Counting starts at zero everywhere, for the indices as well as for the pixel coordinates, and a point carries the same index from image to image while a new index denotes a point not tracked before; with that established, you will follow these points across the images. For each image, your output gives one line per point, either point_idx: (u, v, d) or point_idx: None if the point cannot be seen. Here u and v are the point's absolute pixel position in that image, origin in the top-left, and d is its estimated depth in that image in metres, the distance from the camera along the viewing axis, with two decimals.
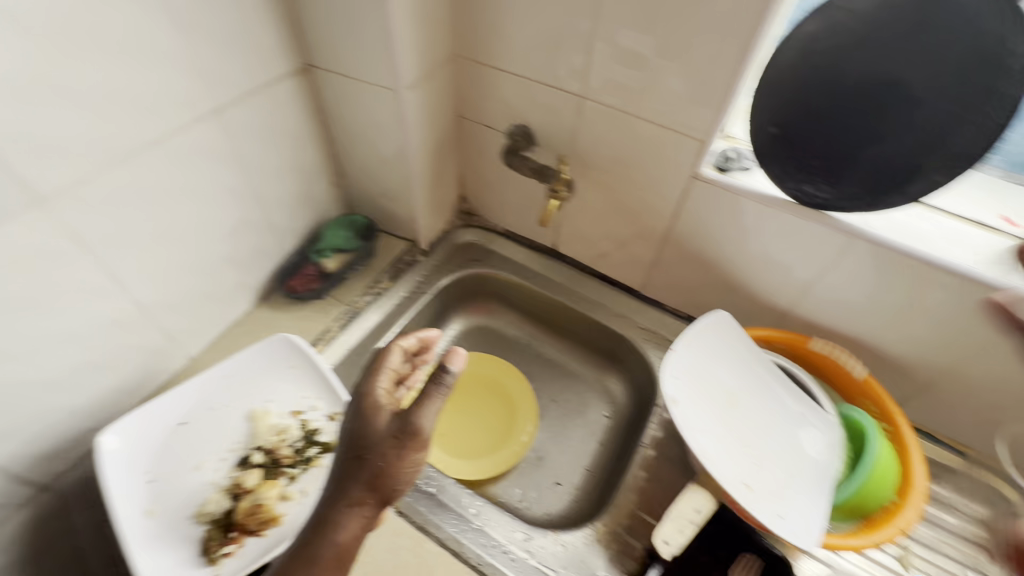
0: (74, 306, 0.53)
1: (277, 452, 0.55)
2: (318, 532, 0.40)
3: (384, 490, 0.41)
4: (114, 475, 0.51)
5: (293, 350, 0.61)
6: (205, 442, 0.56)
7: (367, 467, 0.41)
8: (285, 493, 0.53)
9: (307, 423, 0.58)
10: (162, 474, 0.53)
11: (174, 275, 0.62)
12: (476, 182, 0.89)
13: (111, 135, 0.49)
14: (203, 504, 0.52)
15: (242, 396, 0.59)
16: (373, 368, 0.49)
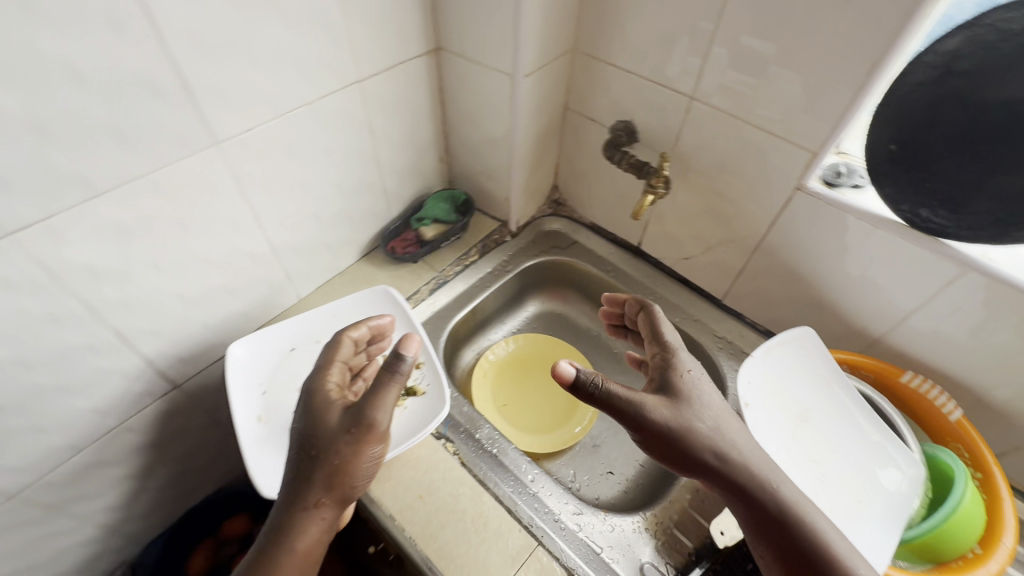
0: (224, 235, 0.63)
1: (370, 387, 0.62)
2: (280, 537, 0.45)
3: (341, 488, 0.47)
4: (237, 381, 0.60)
5: (390, 302, 0.69)
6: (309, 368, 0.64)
7: (323, 469, 0.47)
8: None
9: None
10: (273, 389, 0.62)
11: (300, 222, 0.71)
12: (571, 173, 0.93)
13: (276, 92, 0.58)
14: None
15: None
16: (320, 366, 0.54)
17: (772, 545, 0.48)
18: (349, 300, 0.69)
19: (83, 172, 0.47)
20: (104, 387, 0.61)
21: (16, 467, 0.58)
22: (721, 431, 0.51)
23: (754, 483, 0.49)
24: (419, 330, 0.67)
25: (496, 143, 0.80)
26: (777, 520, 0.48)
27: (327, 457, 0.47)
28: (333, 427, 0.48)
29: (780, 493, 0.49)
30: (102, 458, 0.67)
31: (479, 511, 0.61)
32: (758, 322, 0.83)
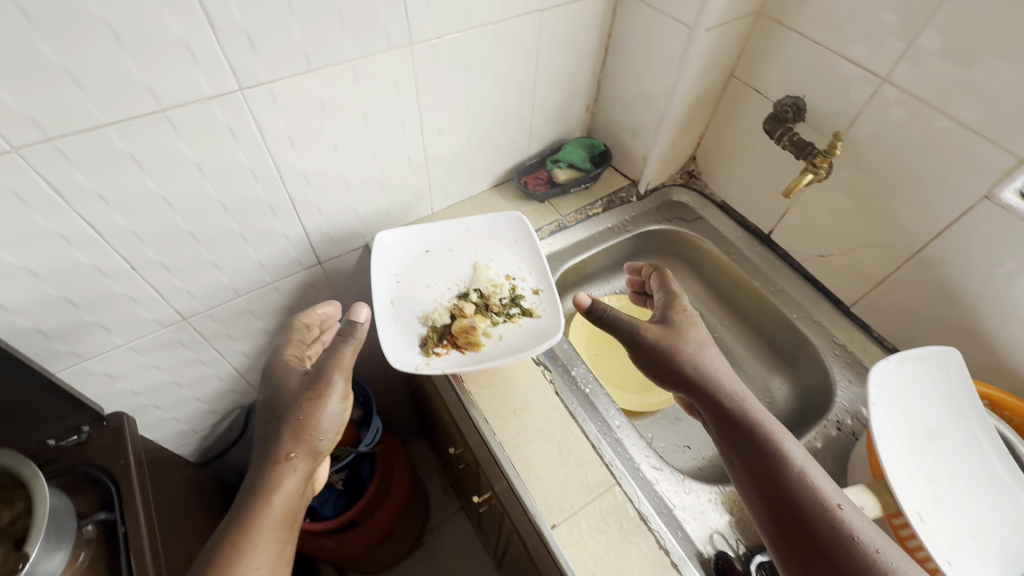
0: (392, 134, 0.68)
1: (490, 298, 0.66)
2: (260, 489, 0.52)
3: (307, 441, 0.55)
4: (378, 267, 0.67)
5: (520, 228, 0.72)
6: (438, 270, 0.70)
7: (290, 426, 0.55)
8: (488, 330, 0.63)
9: (515, 287, 0.68)
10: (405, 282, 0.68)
11: (453, 138, 0.75)
12: (715, 146, 0.89)
13: (469, 5, 0.61)
14: (430, 313, 0.65)
15: (472, 249, 0.71)
16: (279, 348, 0.65)
17: (737, 442, 0.55)
18: (483, 219, 0.73)
19: (306, 46, 0.53)
20: (270, 245, 0.70)
21: (194, 295, 0.69)
22: (706, 345, 0.62)
23: (719, 393, 0.58)
24: (542, 259, 0.69)
25: (650, 99, 0.79)
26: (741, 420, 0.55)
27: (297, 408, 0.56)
28: (299, 387, 0.59)
29: (743, 402, 0.57)
30: (251, 309, 0.77)
31: (565, 438, 0.64)
32: (887, 339, 0.77)
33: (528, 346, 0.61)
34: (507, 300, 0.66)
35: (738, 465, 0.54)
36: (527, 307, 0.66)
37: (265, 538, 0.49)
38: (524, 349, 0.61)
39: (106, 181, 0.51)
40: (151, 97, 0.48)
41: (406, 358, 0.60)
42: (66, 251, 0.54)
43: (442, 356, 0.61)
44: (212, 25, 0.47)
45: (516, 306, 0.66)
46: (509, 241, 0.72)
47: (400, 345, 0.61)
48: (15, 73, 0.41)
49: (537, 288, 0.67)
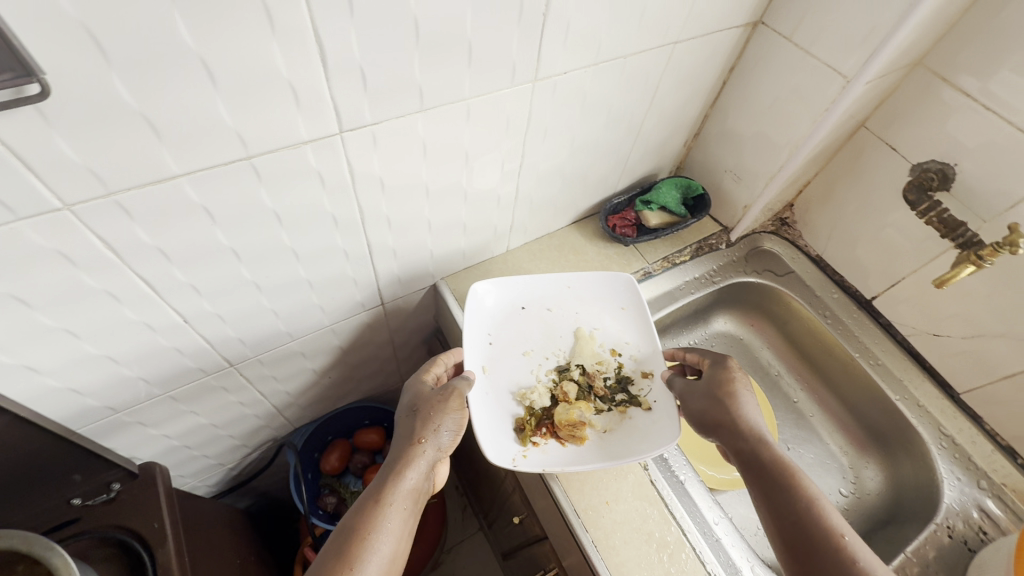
0: (489, 174, 0.58)
1: (593, 380, 0.63)
2: (391, 473, 0.50)
3: (436, 433, 0.53)
4: (474, 323, 0.64)
5: (627, 295, 0.69)
6: (535, 330, 0.67)
7: (421, 416, 0.54)
8: (592, 419, 0.60)
9: (620, 366, 0.65)
10: (499, 343, 0.65)
11: (548, 176, 0.66)
12: (822, 196, 0.80)
13: (607, 37, 0.51)
14: (527, 391, 0.62)
15: (575, 314, 0.69)
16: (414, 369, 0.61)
17: (758, 486, 0.50)
18: (587, 279, 0.70)
19: (425, 82, 0.43)
20: (336, 289, 0.60)
21: (247, 343, 0.59)
22: (732, 384, 0.55)
23: (745, 430, 0.52)
24: (652, 331, 0.66)
25: (770, 145, 0.70)
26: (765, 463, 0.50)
27: (425, 409, 0.54)
28: (429, 390, 0.57)
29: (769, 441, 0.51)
30: (303, 352, 0.68)
31: (664, 540, 0.57)
32: (999, 434, 0.70)
33: (637, 443, 0.58)
34: (610, 385, 0.64)
35: (761, 503, 0.49)
36: (633, 393, 0.63)
37: (393, 524, 0.47)
38: (633, 448, 0.57)
39: (171, 236, 0.42)
40: (238, 143, 0.38)
41: (503, 451, 0.56)
42: (113, 308, 0.45)
43: (542, 447, 0.57)
44: (325, 59, 0.37)
45: (621, 395, 0.63)
46: (612, 309, 0.69)
47: (499, 428, 0.58)
48: (77, 117, 0.31)
49: (646, 373, 0.64)
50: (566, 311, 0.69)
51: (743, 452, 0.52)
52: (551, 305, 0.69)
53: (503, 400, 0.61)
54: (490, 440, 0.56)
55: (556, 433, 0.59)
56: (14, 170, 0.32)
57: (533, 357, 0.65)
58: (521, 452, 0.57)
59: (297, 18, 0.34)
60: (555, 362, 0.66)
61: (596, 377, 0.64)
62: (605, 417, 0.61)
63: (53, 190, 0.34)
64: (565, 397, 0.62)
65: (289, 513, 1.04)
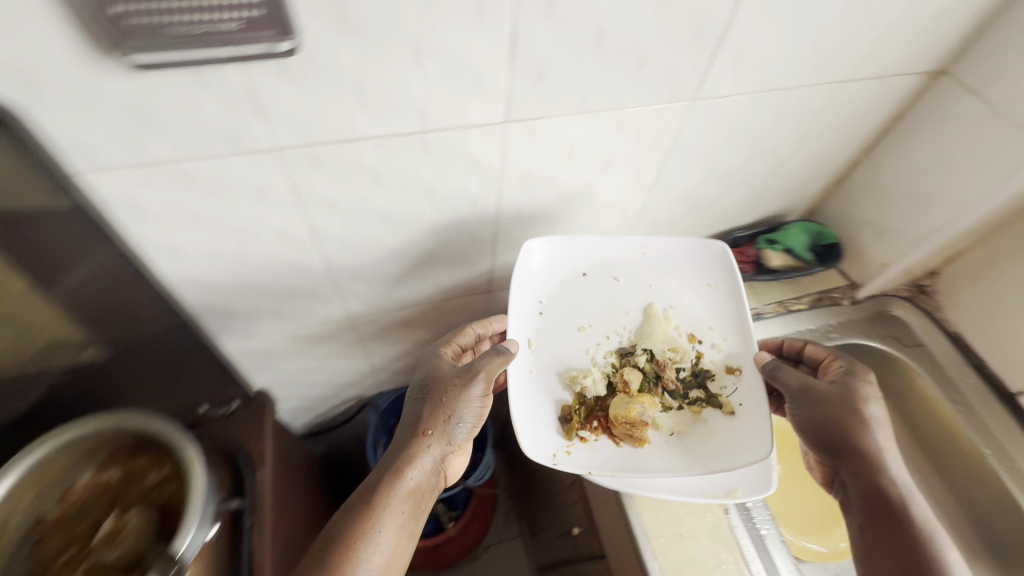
0: (623, 184, 0.59)
1: (664, 370, 0.60)
2: (394, 462, 0.53)
3: (443, 423, 0.55)
4: (522, 290, 0.61)
5: (714, 269, 0.64)
6: (597, 302, 0.63)
7: (429, 406, 0.55)
8: (654, 417, 0.58)
9: (699, 355, 0.62)
10: (551, 314, 0.62)
11: (678, 197, 0.65)
12: (976, 269, 0.72)
13: (777, 66, 0.50)
14: (579, 375, 0.59)
15: (648, 291, 0.64)
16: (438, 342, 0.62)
17: (882, 526, 0.49)
18: (669, 246, 0.64)
19: (592, 86, 0.45)
20: (456, 268, 0.64)
21: (369, 301, 0.65)
22: (874, 418, 0.52)
23: (882, 474, 0.51)
24: (744, 313, 0.62)
25: (929, 202, 0.65)
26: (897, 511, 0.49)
27: (435, 399, 0.56)
28: (446, 372, 0.57)
29: (904, 490, 0.50)
30: (410, 321, 0.73)
31: None
32: None
33: (723, 447, 0.55)
34: (686, 377, 0.61)
35: (884, 547, 0.48)
36: (710, 390, 0.59)
37: (390, 516, 0.50)
38: (717, 453, 0.55)
39: (343, 192, 0.47)
40: (419, 118, 0.42)
41: (541, 446, 0.55)
42: (279, 247, 0.51)
43: (589, 444, 0.56)
44: (514, 52, 0.40)
45: (696, 390, 0.60)
46: (696, 283, 0.64)
47: (536, 411, 0.57)
48: (307, 74, 0.36)
49: (729, 366, 0.60)
50: (636, 282, 0.64)
51: (869, 491, 0.50)
52: (618, 276, 0.64)
53: (545, 376, 0.59)
54: (523, 425, 0.55)
55: (609, 429, 0.57)
56: (248, 113, 0.37)
57: (591, 332, 0.62)
58: (565, 446, 0.56)
59: (502, 12, 0.37)
60: (618, 341, 0.63)
61: (670, 368, 0.60)
62: (673, 416, 0.58)
63: (270, 135, 0.40)
64: (624, 387, 0.59)
65: (355, 470, 1.11)
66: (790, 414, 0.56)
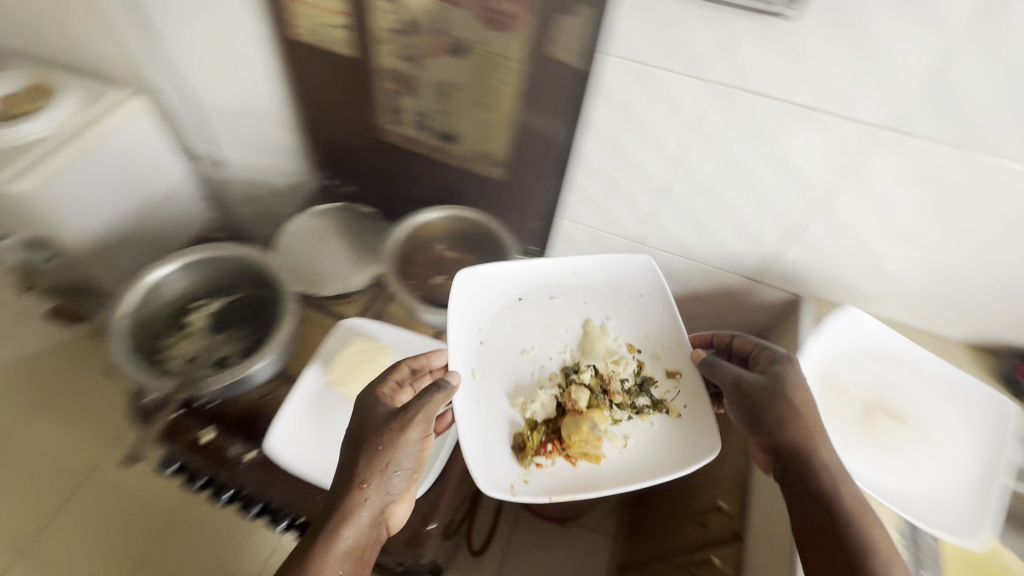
0: (947, 232, 0.64)
1: (609, 383, 0.67)
2: (334, 515, 0.54)
3: (382, 472, 0.56)
4: (464, 324, 0.71)
5: (647, 282, 0.75)
6: (534, 322, 0.73)
7: (372, 455, 0.56)
8: (608, 428, 0.65)
9: (641, 366, 0.70)
10: (488, 340, 0.71)
11: (993, 274, 0.66)
12: None
13: None
14: (528, 401, 0.67)
15: (593, 306, 0.74)
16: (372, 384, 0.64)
17: (810, 514, 0.53)
18: (606, 270, 0.76)
19: (986, 123, 0.52)
20: (745, 241, 0.76)
21: (662, 234, 0.80)
22: (801, 398, 0.59)
23: (809, 462, 0.56)
24: (675, 316, 0.72)
25: None
26: (825, 498, 0.53)
27: (380, 437, 0.57)
28: (382, 415, 0.59)
29: (835, 476, 0.54)
30: (672, 271, 0.87)
31: None
32: None
33: (668, 457, 0.63)
34: (635, 391, 0.68)
35: (813, 535, 0.53)
36: (655, 398, 0.67)
37: None
38: (653, 458, 0.63)
39: (726, 132, 0.63)
40: (822, 97, 0.56)
41: (501, 478, 0.62)
42: (650, 155, 0.69)
43: (545, 469, 0.63)
44: (938, 71, 0.50)
45: (643, 396, 0.68)
46: (630, 296, 0.75)
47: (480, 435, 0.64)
48: (782, 35, 0.52)
49: (665, 373, 0.69)
50: (572, 300, 0.75)
51: (801, 480, 0.55)
52: (553, 296, 0.75)
53: (493, 399, 0.67)
54: (466, 437, 0.63)
55: (563, 449, 0.64)
56: (723, 46, 0.55)
57: (529, 353, 0.71)
58: (521, 474, 0.63)
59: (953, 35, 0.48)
60: (562, 356, 0.71)
61: (619, 381, 0.68)
62: (626, 421, 0.66)
63: (722, 68, 0.57)
64: (574, 405, 0.66)
65: None
66: (728, 408, 0.62)
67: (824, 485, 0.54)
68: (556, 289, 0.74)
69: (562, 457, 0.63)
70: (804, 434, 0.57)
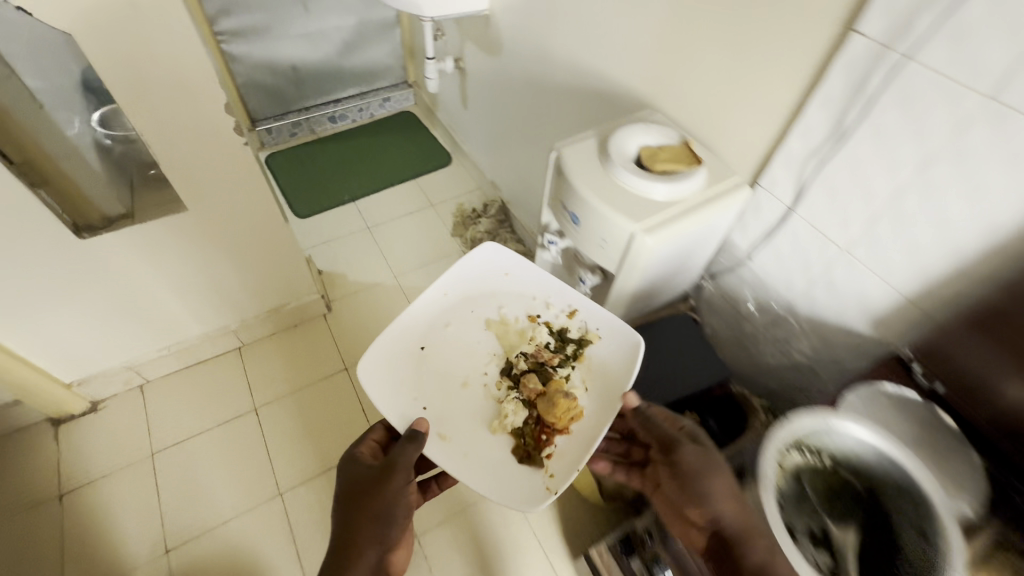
0: None
1: (545, 359, 1.00)
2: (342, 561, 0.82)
3: (367, 529, 0.85)
4: (404, 399, 0.93)
5: (508, 263, 1.10)
6: (454, 349, 1.01)
7: (350, 513, 0.85)
8: (573, 384, 0.98)
9: (541, 333, 1.03)
10: (421, 397, 0.94)
11: None
12: None
13: None
14: (506, 411, 0.95)
15: (478, 300, 1.07)
16: (353, 456, 0.92)
17: (714, 513, 0.78)
18: (466, 282, 1.08)
19: None
20: None
21: None
22: (698, 436, 0.86)
23: (700, 476, 0.81)
24: (530, 275, 1.09)
25: None
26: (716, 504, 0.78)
27: (373, 487, 0.87)
28: (362, 469, 0.90)
29: (731, 487, 0.79)
30: None
31: None
32: None
33: (613, 382, 0.96)
34: (558, 339, 1.03)
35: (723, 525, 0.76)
36: (580, 339, 1.02)
37: None
38: (596, 376, 0.98)
39: None
40: None
41: (530, 496, 0.87)
42: None
43: (557, 449, 0.91)
44: None
45: (569, 343, 1.03)
46: (499, 305, 1.07)
47: (489, 455, 0.91)
48: None
49: (566, 327, 1.04)
50: (456, 313, 1.05)
51: (693, 471, 0.82)
52: (447, 324, 1.04)
53: (473, 437, 0.93)
54: (478, 475, 0.88)
55: (550, 427, 0.93)
56: None
57: (466, 386, 0.98)
58: (546, 478, 0.88)
59: None
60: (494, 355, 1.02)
61: (547, 352, 1.02)
62: (573, 376, 0.99)
63: None
64: (534, 394, 0.97)
65: None
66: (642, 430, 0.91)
67: (713, 496, 0.78)
68: (441, 318, 1.04)
69: (560, 433, 0.92)
70: (703, 465, 0.81)
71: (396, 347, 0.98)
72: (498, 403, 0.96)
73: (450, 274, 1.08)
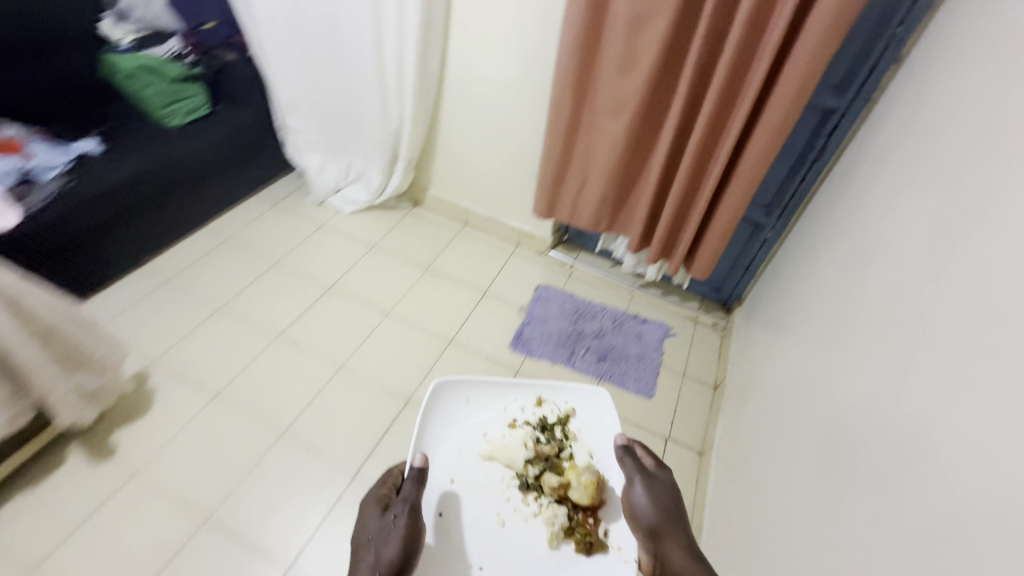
0: None
1: (544, 448, 1.13)
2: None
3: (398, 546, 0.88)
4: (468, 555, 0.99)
5: (466, 393, 1.16)
6: (479, 482, 1.09)
7: (372, 545, 0.91)
8: (579, 459, 1.13)
9: (532, 425, 1.16)
10: (485, 561, 1.00)
11: None
12: None
13: None
14: (557, 517, 1.04)
15: (458, 450, 1.12)
16: (372, 490, 1.01)
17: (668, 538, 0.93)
18: (438, 417, 1.13)
19: None
20: None
21: None
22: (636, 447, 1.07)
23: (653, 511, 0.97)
24: (479, 389, 1.17)
25: None
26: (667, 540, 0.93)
27: (385, 520, 0.94)
28: (378, 504, 0.98)
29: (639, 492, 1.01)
30: None
31: None
32: None
33: (601, 440, 1.16)
34: (545, 431, 1.15)
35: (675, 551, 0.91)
36: (563, 425, 1.17)
37: None
38: (594, 445, 1.15)
39: None
40: None
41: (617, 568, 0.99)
42: None
43: (613, 542, 1.02)
44: None
45: (555, 427, 1.17)
46: (480, 432, 1.14)
47: (568, 564, 1.01)
48: None
49: (543, 416, 1.17)
50: (458, 470, 1.09)
51: (651, 527, 0.95)
52: (453, 479, 1.08)
53: (542, 564, 1.01)
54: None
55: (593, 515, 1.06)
56: None
57: (506, 520, 1.05)
58: (615, 545, 1.02)
59: None
60: (505, 474, 1.11)
61: (546, 447, 1.13)
62: (573, 455, 1.14)
63: None
64: (557, 491, 1.08)
65: None
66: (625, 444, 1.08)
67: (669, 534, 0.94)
68: (452, 475, 1.08)
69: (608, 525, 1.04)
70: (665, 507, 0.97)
71: (433, 532, 1.01)
72: (540, 514, 1.06)
73: (430, 413, 1.13)
